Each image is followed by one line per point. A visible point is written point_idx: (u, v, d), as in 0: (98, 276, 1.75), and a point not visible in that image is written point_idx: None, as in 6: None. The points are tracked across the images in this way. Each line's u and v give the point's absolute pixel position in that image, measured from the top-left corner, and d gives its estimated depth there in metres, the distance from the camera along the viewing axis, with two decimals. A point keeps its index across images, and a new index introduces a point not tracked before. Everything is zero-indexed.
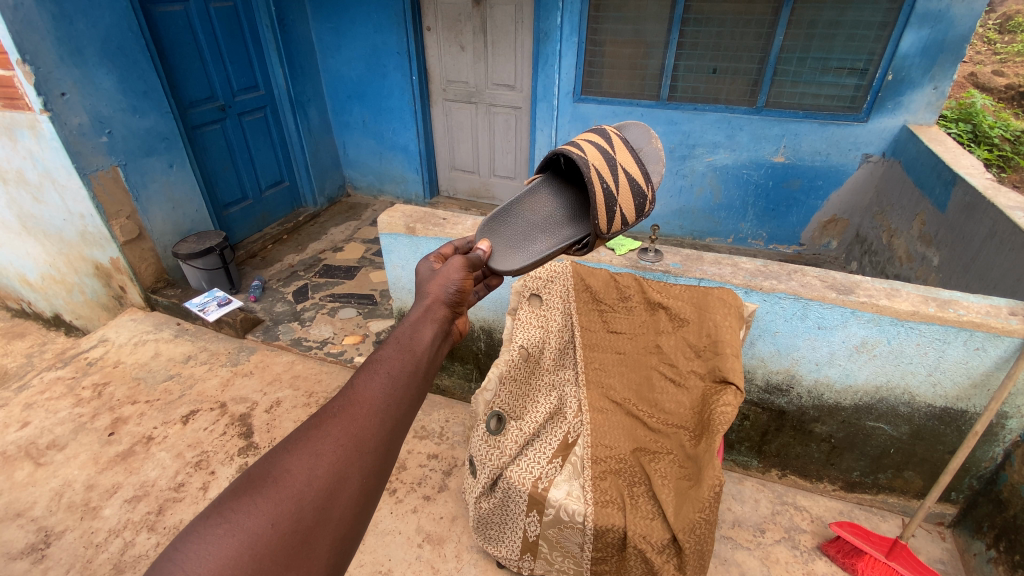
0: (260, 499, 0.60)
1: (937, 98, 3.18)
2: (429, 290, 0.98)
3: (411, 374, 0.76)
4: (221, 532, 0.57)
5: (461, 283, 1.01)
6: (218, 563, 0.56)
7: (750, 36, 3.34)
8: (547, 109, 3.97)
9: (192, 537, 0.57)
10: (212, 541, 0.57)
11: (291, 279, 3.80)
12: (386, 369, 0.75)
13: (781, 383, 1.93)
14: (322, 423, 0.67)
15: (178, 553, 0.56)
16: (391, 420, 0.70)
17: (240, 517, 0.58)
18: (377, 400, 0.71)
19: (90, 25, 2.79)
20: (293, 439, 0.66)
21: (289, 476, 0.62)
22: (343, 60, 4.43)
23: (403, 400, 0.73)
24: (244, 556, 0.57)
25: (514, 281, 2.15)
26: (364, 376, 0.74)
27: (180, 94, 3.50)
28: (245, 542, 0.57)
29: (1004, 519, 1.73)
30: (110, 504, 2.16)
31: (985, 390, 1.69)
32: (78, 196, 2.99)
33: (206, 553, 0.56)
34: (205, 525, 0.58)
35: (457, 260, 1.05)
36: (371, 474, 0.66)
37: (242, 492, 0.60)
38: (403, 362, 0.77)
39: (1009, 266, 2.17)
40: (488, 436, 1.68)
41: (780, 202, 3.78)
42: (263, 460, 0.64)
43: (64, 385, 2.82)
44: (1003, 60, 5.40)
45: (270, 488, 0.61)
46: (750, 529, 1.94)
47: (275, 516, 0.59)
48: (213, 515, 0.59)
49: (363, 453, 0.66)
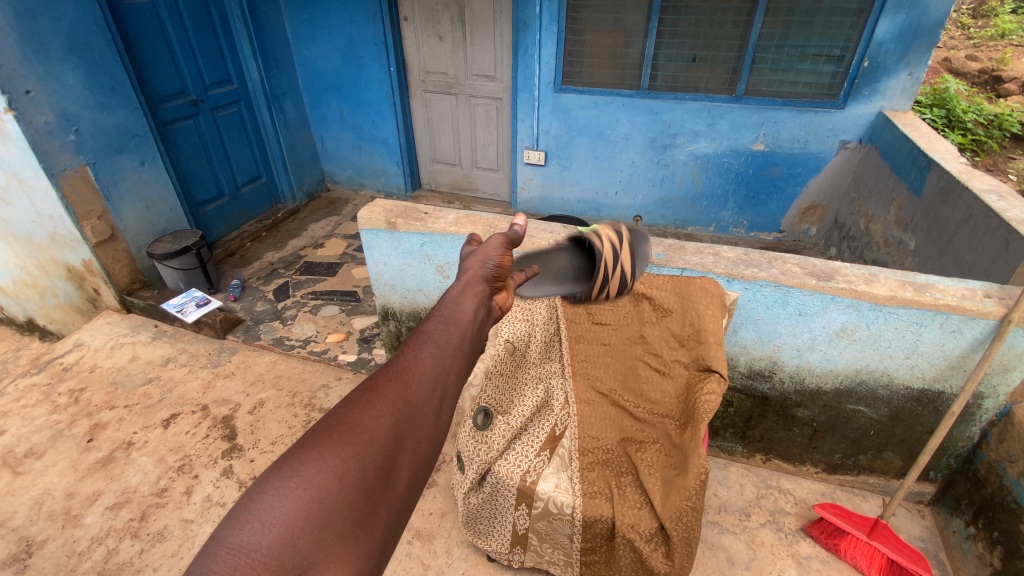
0: (328, 454, 0.63)
1: (913, 84, 3.21)
2: (469, 266, 0.99)
3: (458, 345, 0.81)
4: (292, 485, 0.60)
5: (502, 260, 1.00)
6: (292, 513, 0.58)
7: (729, 24, 3.34)
8: (528, 99, 3.94)
9: (266, 489, 0.59)
10: (284, 494, 0.59)
11: (272, 277, 3.74)
12: (435, 342, 0.80)
13: (763, 369, 1.95)
14: (379, 389, 0.71)
15: (254, 504, 0.58)
16: (444, 387, 0.75)
17: (309, 472, 0.61)
18: (431, 367, 0.76)
19: (53, 20, 2.69)
20: (353, 402, 0.69)
21: (354, 433, 0.65)
22: (318, 52, 4.33)
23: (454, 367, 0.78)
24: (315, 509, 0.59)
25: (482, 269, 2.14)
26: (414, 348, 0.78)
27: (149, 90, 3.39)
28: (316, 496, 0.60)
29: (981, 496, 1.78)
30: (92, 512, 2.11)
31: (961, 371, 1.72)
32: (46, 197, 2.89)
33: (279, 505, 0.58)
34: (276, 477, 0.60)
35: (497, 237, 1.05)
36: (426, 440, 0.70)
37: (309, 449, 0.63)
38: (451, 335, 0.82)
39: (984, 248, 2.21)
40: (476, 432, 1.64)
41: (761, 189, 3.82)
42: (327, 421, 0.67)
43: (40, 392, 2.73)
44: (977, 45, 5.50)
45: (337, 444, 0.64)
46: (737, 513, 1.98)
47: (343, 471, 0.62)
48: (282, 470, 0.61)
49: (417, 419, 0.70)
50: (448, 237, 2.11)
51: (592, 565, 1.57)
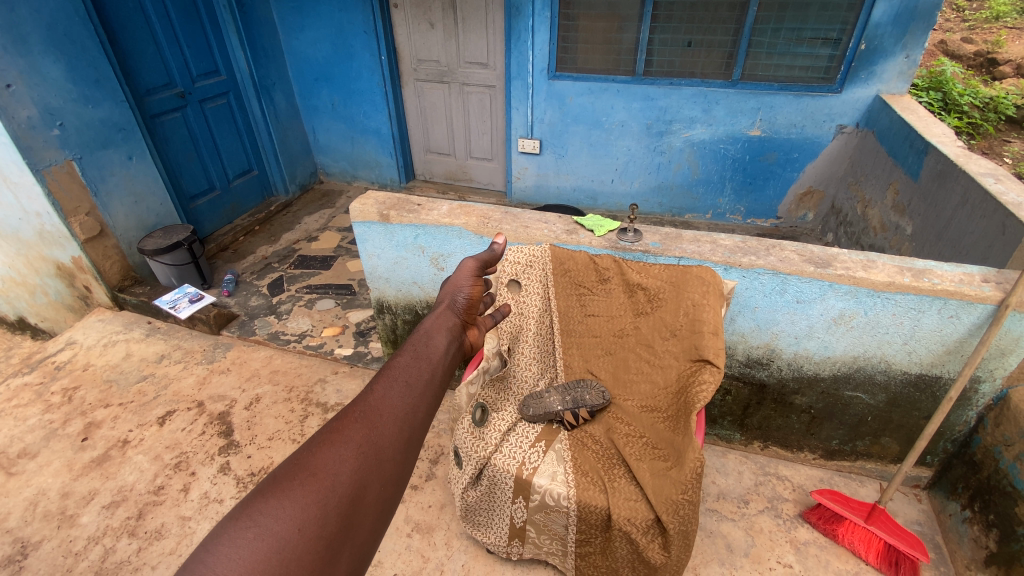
0: (287, 503, 0.70)
1: (910, 67, 3.18)
2: (442, 298, 1.22)
3: (423, 390, 0.93)
4: (250, 536, 0.67)
5: (470, 292, 1.23)
6: (249, 563, 0.65)
7: (724, 7, 3.28)
8: (522, 87, 3.88)
9: (224, 540, 0.65)
10: (243, 545, 0.66)
11: (266, 271, 3.70)
12: (402, 385, 0.91)
13: (761, 357, 1.94)
14: (344, 430, 0.80)
15: (210, 556, 0.64)
16: (406, 430, 0.85)
17: (267, 521, 0.68)
18: (395, 410, 0.86)
19: (32, 11, 2.61)
20: (318, 444, 0.78)
21: (317, 479, 0.73)
22: (307, 41, 4.26)
23: (417, 410, 0.89)
24: (272, 559, 0.66)
25: (470, 249, 2.08)
26: (381, 392, 0.89)
27: (135, 82, 3.32)
28: (273, 546, 0.66)
29: (978, 480, 1.79)
30: (88, 511, 2.10)
31: (959, 356, 1.72)
32: (33, 194, 2.84)
33: (237, 556, 0.65)
34: (235, 528, 0.67)
35: (467, 268, 1.28)
36: (387, 482, 0.79)
37: (269, 498, 0.70)
38: (415, 379, 0.94)
39: (980, 232, 2.20)
40: (473, 427, 1.62)
41: (757, 175, 3.79)
42: (290, 466, 0.75)
43: (32, 391, 2.70)
44: (972, 27, 5.46)
45: (298, 491, 0.71)
46: (735, 501, 1.99)
47: (302, 521, 0.69)
48: (242, 519, 0.68)
49: (382, 461, 0.80)
50: (441, 228, 2.08)
51: (587, 557, 1.57)
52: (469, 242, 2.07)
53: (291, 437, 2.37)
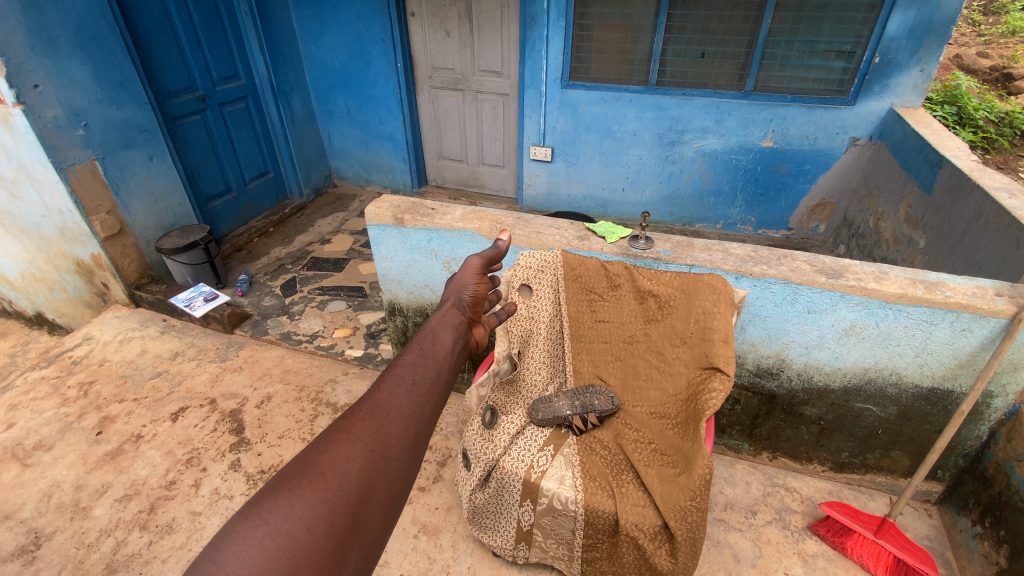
0: (295, 503, 0.71)
1: (924, 81, 3.18)
2: (448, 296, 1.24)
3: (430, 388, 0.95)
4: (259, 534, 0.68)
5: (475, 289, 1.26)
6: (259, 561, 0.66)
7: (738, 19, 3.30)
8: (535, 95, 3.92)
9: (233, 539, 0.67)
10: (252, 543, 0.67)
11: (279, 272, 3.76)
12: (408, 383, 0.93)
13: (772, 366, 1.94)
14: (351, 428, 0.83)
15: (219, 554, 0.65)
16: (414, 427, 0.87)
17: (276, 520, 0.69)
18: (402, 409, 0.88)
19: (61, 15, 2.70)
20: (326, 442, 0.80)
21: (323, 478, 0.75)
22: (325, 48, 4.34)
23: (424, 407, 0.91)
24: (281, 558, 0.67)
25: (479, 245, 2.09)
26: (387, 389, 0.91)
27: (158, 85, 3.41)
28: (282, 546, 0.68)
29: (989, 495, 1.77)
30: (100, 504, 2.13)
31: (971, 369, 1.71)
32: (56, 191, 2.92)
33: (246, 553, 0.66)
34: (244, 526, 0.68)
35: (472, 267, 1.30)
36: (394, 480, 0.81)
37: (278, 496, 0.72)
38: (421, 377, 0.96)
39: (994, 247, 2.19)
40: (483, 429, 1.67)
41: (769, 186, 3.80)
42: (298, 465, 0.76)
43: (49, 385, 2.76)
44: (988, 42, 5.44)
45: (306, 491, 0.73)
46: (742, 511, 1.98)
47: (311, 520, 0.71)
48: (250, 517, 0.69)
49: (390, 460, 0.82)
50: (454, 232, 2.11)
51: (593, 561, 1.58)
52: (475, 236, 2.09)
53: (301, 437, 2.39)
